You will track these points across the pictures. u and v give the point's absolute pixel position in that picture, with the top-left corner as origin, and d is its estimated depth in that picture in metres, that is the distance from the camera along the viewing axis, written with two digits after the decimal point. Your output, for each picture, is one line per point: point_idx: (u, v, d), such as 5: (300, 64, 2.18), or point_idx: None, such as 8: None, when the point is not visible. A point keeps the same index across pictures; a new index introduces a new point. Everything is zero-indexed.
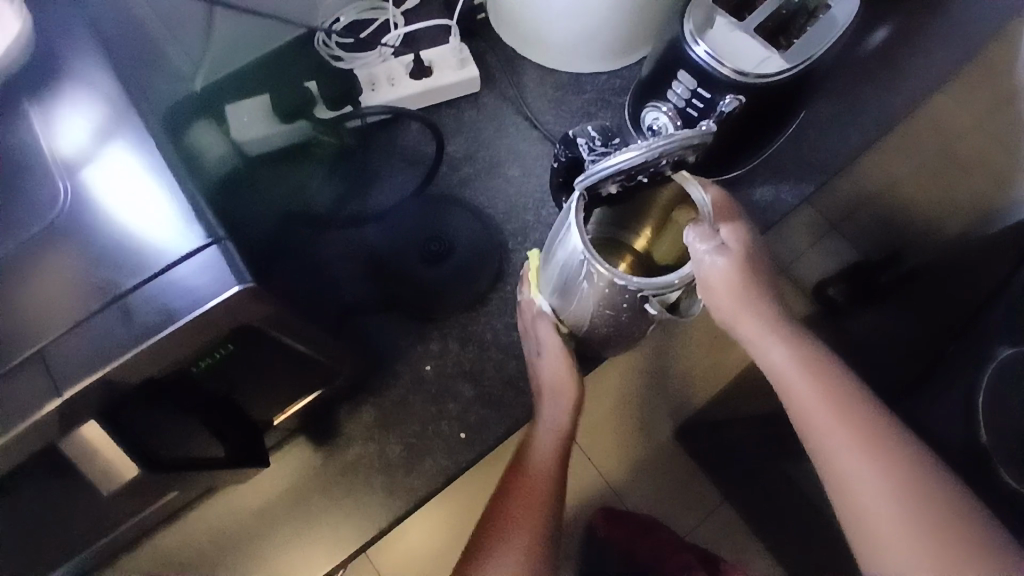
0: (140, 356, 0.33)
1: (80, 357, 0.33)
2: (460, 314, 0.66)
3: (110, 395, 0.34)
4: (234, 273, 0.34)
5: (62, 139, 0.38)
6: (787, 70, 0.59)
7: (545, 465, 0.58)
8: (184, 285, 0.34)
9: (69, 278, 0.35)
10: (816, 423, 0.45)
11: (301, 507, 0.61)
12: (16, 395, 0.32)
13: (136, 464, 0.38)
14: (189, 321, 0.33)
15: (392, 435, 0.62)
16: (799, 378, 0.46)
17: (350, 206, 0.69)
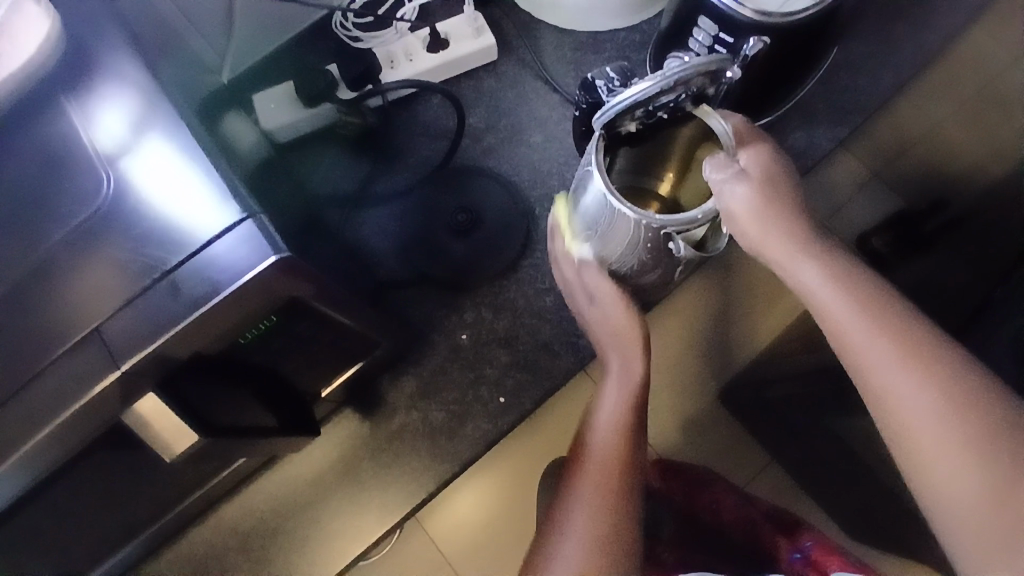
0: (191, 327, 0.35)
1: (136, 332, 0.35)
2: (492, 283, 0.67)
3: (167, 367, 0.36)
4: (271, 245, 0.36)
5: (100, 132, 0.40)
6: (814, 5, 0.56)
7: (613, 456, 0.52)
8: (225, 258, 0.36)
9: (117, 260, 0.37)
10: (853, 337, 0.41)
11: (351, 476, 0.64)
12: (80, 370, 0.35)
13: (191, 429, 0.38)
14: (231, 294, 0.35)
15: (434, 403, 0.64)
16: (833, 296, 0.43)
17: (377, 183, 0.70)
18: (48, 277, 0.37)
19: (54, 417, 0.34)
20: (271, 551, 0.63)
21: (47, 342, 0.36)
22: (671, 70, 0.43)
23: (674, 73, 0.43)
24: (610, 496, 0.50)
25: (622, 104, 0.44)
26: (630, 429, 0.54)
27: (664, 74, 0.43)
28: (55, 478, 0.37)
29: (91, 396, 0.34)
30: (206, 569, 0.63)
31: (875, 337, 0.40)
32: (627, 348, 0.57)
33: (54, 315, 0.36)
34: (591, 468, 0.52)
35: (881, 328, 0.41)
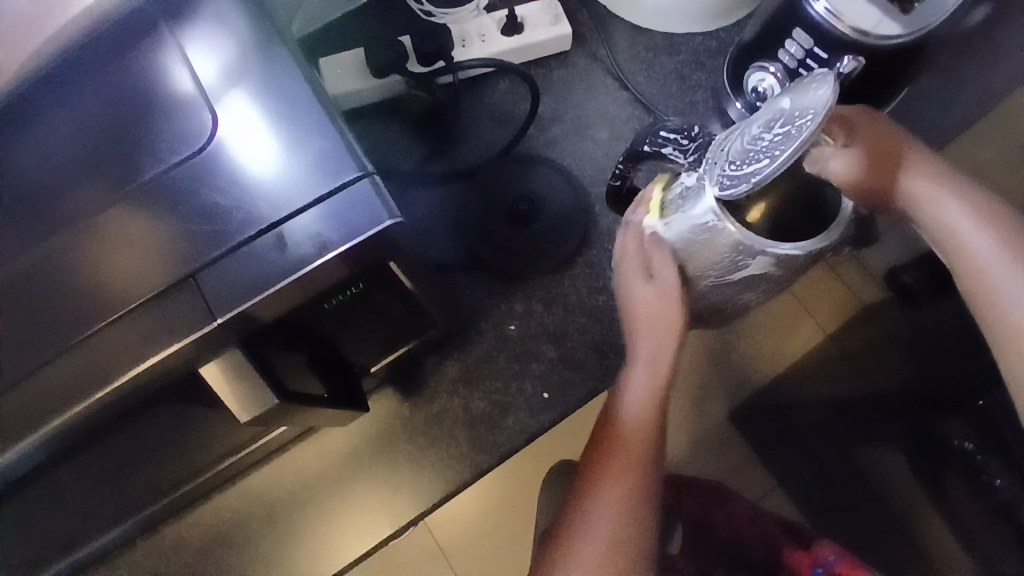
0: (290, 285, 0.34)
1: (234, 286, 0.35)
2: (545, 276, 0.66)
3: (254, 324, 0.36)
4: (385, 207, 0.35)
5: (195, 75, 0.38)
6: (907, 35, 0.53)
7: (642, 438, 0.46)
8: (331, 220, 0.35)
9: (216, 209, 0.36)
10: (996, 278, 0.39)
11: (385, 456, 0.62)
12: (174, 317, 0.34)
13: (270, 391, 0.37)
14: (336, 257, 0.34)
15: (476, 391, 0.63)
16: (981, 237, 0.40)
17: (438, 162, 0.69)
18: (139, 216, 0.36)
19: (141, 359, 0.34)
20: (296, 524, 0.62)
21: (139, 287, 0.35)
22: (808, 129, 0.36)
23: (807, 121, 0.36)
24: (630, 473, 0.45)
25: (764, 178, 0.38)
26: (656, 420, 0.47)
27: (806, 135, 0.36)
28: (137, 411, 0.38)
29: (186, 340, 0.34)
30: (230, 533, 0.62)
31: (1022, 279, 0.38)
32: (661, 334, 0.48)
33: (148, 256, 0.35)
34: (620, 451, 0.46)
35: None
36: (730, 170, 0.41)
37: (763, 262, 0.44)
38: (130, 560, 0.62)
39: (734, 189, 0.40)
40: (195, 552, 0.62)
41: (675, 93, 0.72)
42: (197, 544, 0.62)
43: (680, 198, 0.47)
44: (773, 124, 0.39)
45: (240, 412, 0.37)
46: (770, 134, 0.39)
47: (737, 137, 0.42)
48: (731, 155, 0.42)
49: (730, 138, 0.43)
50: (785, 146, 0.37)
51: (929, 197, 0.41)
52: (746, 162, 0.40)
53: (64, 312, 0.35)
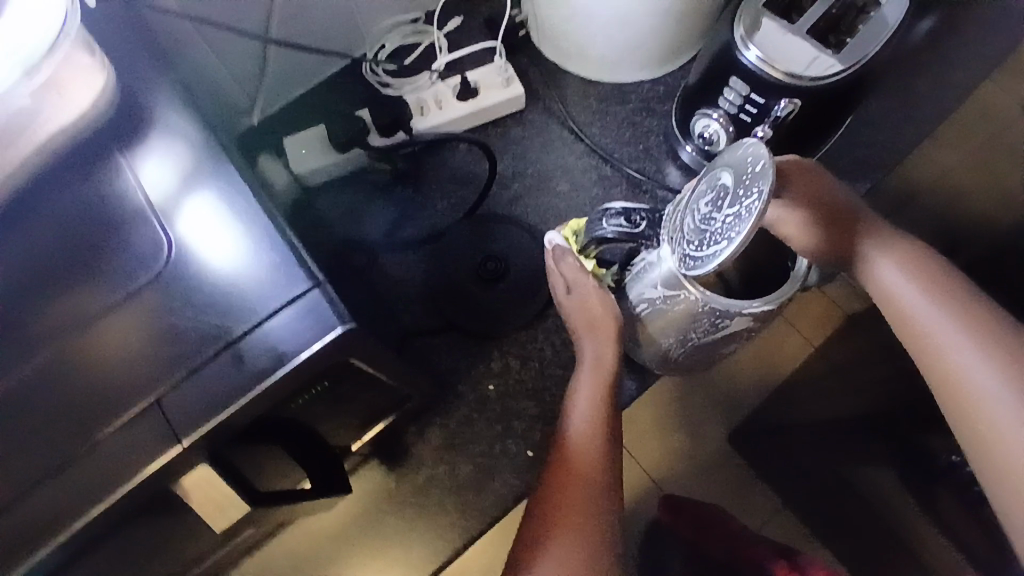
0: (252, 398, 0.34)
1: (198, 406, 0.34)
2: (519, 331, 0.66)
3: (221, 439, 0.35)
4: (336, 316, 0.34)
5: (153, 191, 0.39)
6: (842, 70, 0.57)
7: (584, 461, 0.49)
8: (289, 328, 0.34)
9: (176, 329, 0.35)
10: (925, 322, 0.41)
11: (374, 533, 0.62)
12: (138, 445, 0.33)
13: (239, 497, 0.39)
14: (296, 365, 0.34)
15: (460, 455, 0.63)
16: (922, 300, 0.42)
17: (406, 228, 0.70)
18: (104, 341, 0.36)
19: (109, 492, 0.33)
20: None
21: (102, 416, 0.34)
22: (758, 209, 0.35)
23: (755, 199, 0.36)
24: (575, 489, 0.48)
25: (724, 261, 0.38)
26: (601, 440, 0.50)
27: (756, 216, 0.35)
28: (112, 537, 0.36)
29: (148, 469, 0.33)
30: None
31: (960, 333, 0.40)
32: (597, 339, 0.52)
33: (107, 383, 0.35)
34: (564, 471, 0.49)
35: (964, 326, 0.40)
36: (691, 250, 0.41)
37: (739, 320, 0.47)
38: None
39: (699, 270, 0.40)
40: None
41: (629, 140, 0.75)
42: None
43: (643, 267, 0.48)
44: (721, 203, 0.38)
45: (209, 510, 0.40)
46: (720, 214, 0.38)
47: (689, 213, 0.42)
48: (687, 233, 0.42)
49: (682, 211, 0.43)
50: (740, 227, 0.36)
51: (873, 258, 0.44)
52: (705, 242, 0.40)
53: (19, 454, 0.34)
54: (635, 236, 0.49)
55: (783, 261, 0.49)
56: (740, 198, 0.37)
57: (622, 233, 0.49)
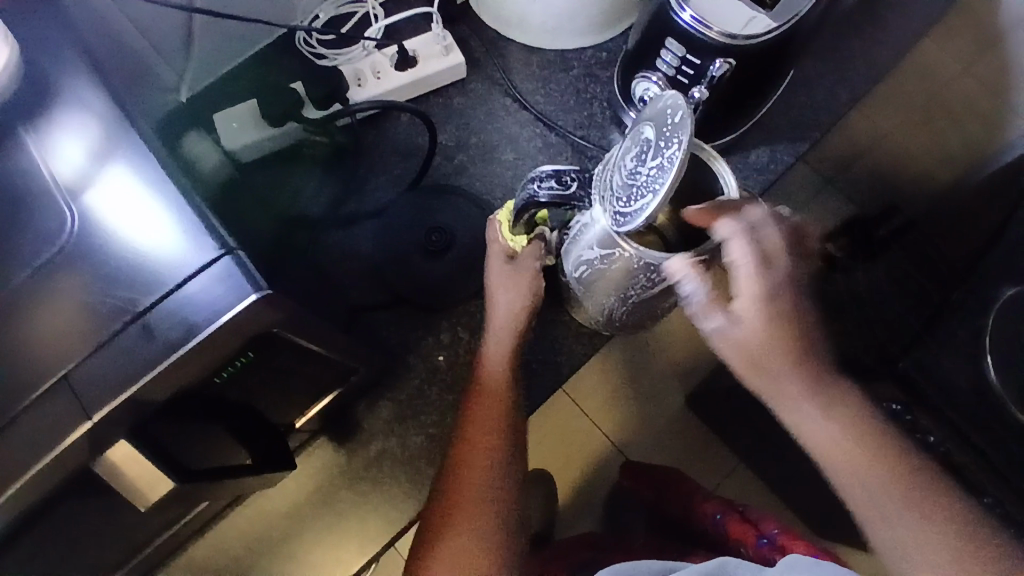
0: (165, 371, 0.33)
1: (109, 381, 0.33)
2: (467, 302, 0.66)
3: (137, 416, 0.33)
4: (250, 282, 0.34)
5: (61, 163, 0.37)
6: (775, 29, 0.57)
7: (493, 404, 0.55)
8: (202, 297, 0.33)
9: (83, 304, 0.34)
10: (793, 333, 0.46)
11: (329, 506, 0.62)
12: (47, 423, 0.32)
13: (168, 477, 0.36)
14: (209, 336, 0.33)
15: (411, 428, 0.62)
16: (809, 401, 0.43)
17: (347, 203, 0.69)
18: (7, 322, 0.34)
19: (19, 474, 0.31)
20: None
21: (8, 397, 0.33)
22: (679, 158, 0.35)
23: (676, 150, 0.36)
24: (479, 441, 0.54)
25: (651, 214, 0.37)
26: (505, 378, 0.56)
27: (678, 165, 0.35)
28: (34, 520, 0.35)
29: (58, 449, 0.32)
30: None
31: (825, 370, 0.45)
32: (513, 307, 0.56)
33: (11, 363, 0.33)
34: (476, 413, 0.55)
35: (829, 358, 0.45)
36: (619, 206, 0.40)
37: None
38: None
39: (630, 227, 0.39)
40: None
41: (573, 106, 0.73)
42: None
43: (580, 229, 0.47)
44: (645, 155, 0.38)
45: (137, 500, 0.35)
46: (644, 168, 0.38)
47: (616, 170, 0.41)
48: (615, 190, 0.41)
49: (610, 171, 0.43)
50: (664, 179, 0.36)
51: (772, 368, 0.42)
52: (632, 197, 0.39)
53: None
54: (566, 199, 0.47)
55: (716, 214, 0.46)
56: (661, 149, 0.37)
57: (554, 196, 0.47)
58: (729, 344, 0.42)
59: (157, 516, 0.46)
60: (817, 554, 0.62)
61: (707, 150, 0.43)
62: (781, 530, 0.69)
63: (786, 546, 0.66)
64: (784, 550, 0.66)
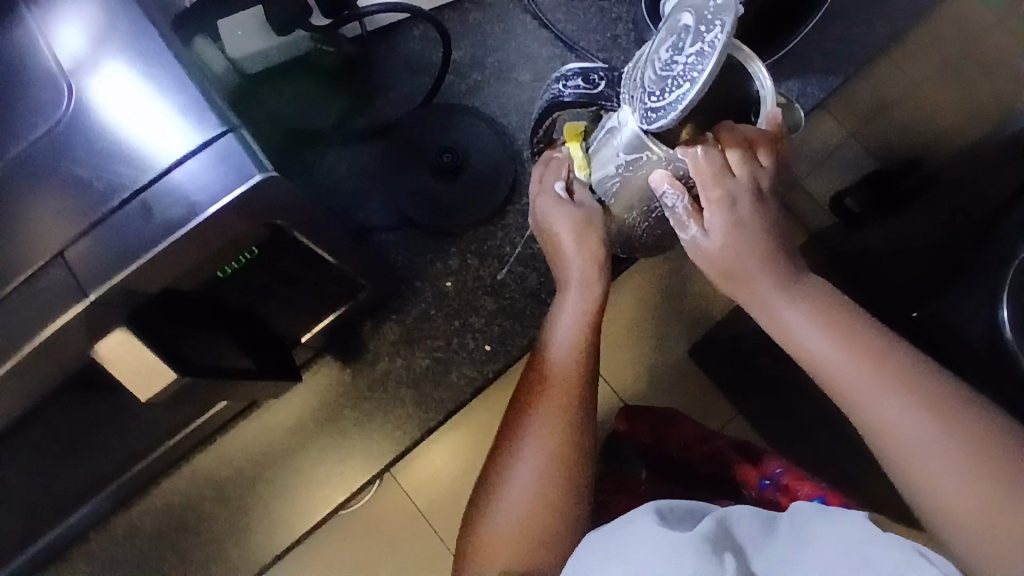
0: (165, 251, 0.31)
1: (104, 260, 0.31)
2: (476, 228, 0.64)
3: (135, 300, 0.32)
4: (255, 164, 0.32)
5: (48, 32, 0.34)
6: None
7: (566, 388, 0.48)
8: (201, 177, 0.31)
9: (77, 179, 0.32)
10: (755, 265, 0.39)
11: (332, 425, 0.61)
12: (43, 300, 0.31)
13: (167, 367, 0.34)
14: (211, 217, 0.31)
15: (418, 350, 0.62)
16: (793, 308, 0.38)
17: (356, 120, 0.66)
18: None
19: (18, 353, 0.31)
20: (249, 499, 0.60)
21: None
22: (719, 43, 0.33)
23: (716, 35, 0.34)
24: (561, 412, 0.47)
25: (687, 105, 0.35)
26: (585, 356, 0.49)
27: (720, 51, 0.33)
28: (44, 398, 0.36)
29: (59, 324, 0.31)
30: (182, 518, 0.60)
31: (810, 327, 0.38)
32: (591, 263, 0.50)
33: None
34: (548, 395, 0.48)
35: (802, 299, 0.38)
36: (651, 101, 0.37)
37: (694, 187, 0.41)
38: (84, 555, 0.58)
39: (661, 122, 0.37)
40: (147, 543, 0.59)
41: (596, 26, 0.68)
42: (149, 534, 0.59)
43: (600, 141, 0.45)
44: (681, 44, 0.35)
45: (141, 392, 0.34)
46: (683, 56, 0.35)
47: (649, 64, 0.38)
48: (647, 85, 0.38)
49: (641, 65, 0.39)
50: (701, 66, 0.34)
51: (742, 278, 0.40)
52: (665, 89, 0.36)
53: None
54: (592, 97, 0.45)
55: (744, 118, 0.41)
56: (702, 35, 0.34)
57: (579, 95, 0.45)
58: (700, 256, 0.41)
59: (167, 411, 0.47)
60: (825, 496, 0.58)
61: (743, 50, 0.37)
62: (787, 469, 0.64)
63: (791, 488, 0.61)
64: (789, 491, 0.61)
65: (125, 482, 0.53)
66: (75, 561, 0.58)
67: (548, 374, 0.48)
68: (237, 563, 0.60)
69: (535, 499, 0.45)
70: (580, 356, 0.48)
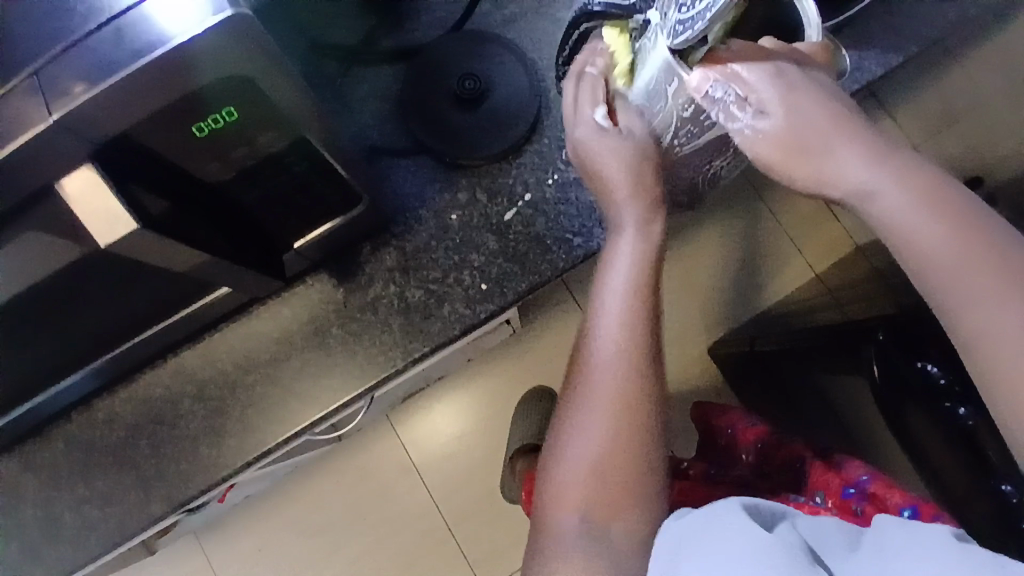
0: (131, 78, 0.29)
1: (71, 82, 0.30)
2: (490, 164, 0.62)
3: (100, 134, 0.31)
4: (227, 2, 0.30)
5: None
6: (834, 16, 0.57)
7: (628, 380, 0.43)
8: (174, 10, 0.29)
9: (62, 3, 0.31)
10: (829, 131, 0.35)
11: (318, 341, 0.60)
12: (9, 119, 0.30)
13: (129, 216, 0.33)
14: (180, 51, 0.29)
15: (412, 279, 0.60)
16: (890, 182, 0.34)
17: (385, 40, 0.64)
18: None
19: None
20: (229, 403, 0.60)
21: None
22: None
23: None
24: (622, 396, 0.43)
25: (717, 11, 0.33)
26: (638, 323, 0.44)
27: None
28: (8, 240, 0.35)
29: (14, 145, 0.29)
30: (160, 412, 0.60)
31: (897, 200, 0.34)
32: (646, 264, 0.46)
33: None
34: (606, 387, 0.43)
35: (886, 165, 0.34)
36: (680, 13, 0.35)
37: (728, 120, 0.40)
38: (64, 433, 0.59)
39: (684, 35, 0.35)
40: (124, 431, 0.60)
41: None
42: (126, 423, 0.60)
43: (621, 96, 0.46)
44: None
45: (100, 238, 0.34)
46: None
47: None
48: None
49: None
50: None
51: (821, 149, 0.36)
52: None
53: None
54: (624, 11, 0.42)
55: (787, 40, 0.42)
56: None
57: (611, 5, 0.42)
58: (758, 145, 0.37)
59: (154, 282, 0.48)
60: (917, 505, 0.53)
61: None
62: (873, 475, 0.58)
63: (878, 496, 0.56)
64: (878, 500, 0.56)
65: (108, 358, 0.54)
66: (52, 438, 0.59)
67: (598, 348, 0.44)
68: (209, 464, 0.60)
69: (608, 473, 0.42)
70: (635, 318, 0.44)
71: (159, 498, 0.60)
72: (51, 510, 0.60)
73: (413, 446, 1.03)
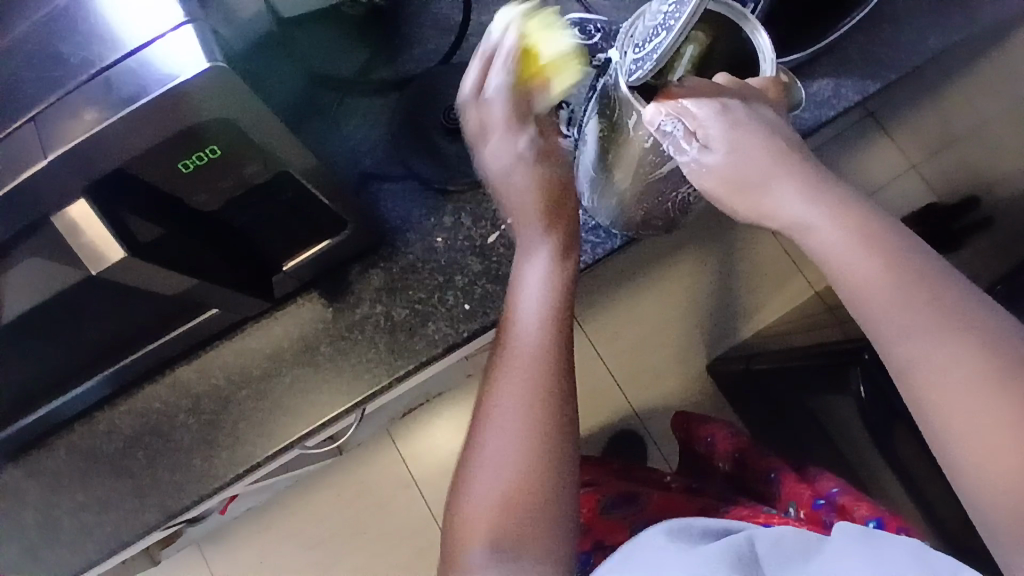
0: (118, 122, 0.32)
1: (64, 125, 0.33)
2: (476, 189, 0.64)
3: (93, 171, 0.34)
4: (206, 54, 0.33)
5: None
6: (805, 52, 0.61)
7: (541, 376, 0.46)
8: (159, 61, 0.33)
9: (60, 54, 0.34)
10: (764, 164, 0.39)
11: (308, 358, 0.63)
12: (11, 158, 0.33)
13: (118, 244, 0.36)
14: (162, 98, 0.32)
15: (398, 299, 0.63)
16: (824, 218, 0.38)
17: (378, 70, 0.68)
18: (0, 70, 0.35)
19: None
20: (222, 417, 0.63)
21: None
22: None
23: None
24: (535, 391, 0.45)
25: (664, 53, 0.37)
26: (549, 329, 0.48)
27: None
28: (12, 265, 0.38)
29: (14, 182, 0.33)
30: (157, 424, 0.63)
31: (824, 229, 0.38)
32: (551, 264, 0.50)
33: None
34: (519, 379, 0.46)
35: (816, 197, 0.39)
36: (635, 54, 0.40)
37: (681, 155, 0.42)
38: (67, 442, 0.62)
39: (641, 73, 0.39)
40: (123, 442, 0.63)
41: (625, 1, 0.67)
42: (125, 434, 0.63)
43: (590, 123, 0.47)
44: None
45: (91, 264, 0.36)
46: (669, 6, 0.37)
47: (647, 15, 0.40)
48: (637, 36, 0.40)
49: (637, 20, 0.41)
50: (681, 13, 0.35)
51: (759, 181, 0.39)
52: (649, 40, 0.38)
53: None
54: None
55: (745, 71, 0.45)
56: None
57: None
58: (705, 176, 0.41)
59: (152, 302, 0.51)
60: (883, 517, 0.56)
61: (749, 21, 0.41)
62: (845, 489, 0.62)
63: (847, 507, 0.59)
64: (846, 511, 0.59)
65: (108, 373, 0.57)
66: (55, 448, 0.62)
67: (515, 350, 0.47)
68: (202, 475, 0.63)
69: (523, 465, 0.44)
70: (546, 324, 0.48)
71: (153, 507, 0.63)
72: (53, 518, 0.62)
73: (411, 459, 1.05)
